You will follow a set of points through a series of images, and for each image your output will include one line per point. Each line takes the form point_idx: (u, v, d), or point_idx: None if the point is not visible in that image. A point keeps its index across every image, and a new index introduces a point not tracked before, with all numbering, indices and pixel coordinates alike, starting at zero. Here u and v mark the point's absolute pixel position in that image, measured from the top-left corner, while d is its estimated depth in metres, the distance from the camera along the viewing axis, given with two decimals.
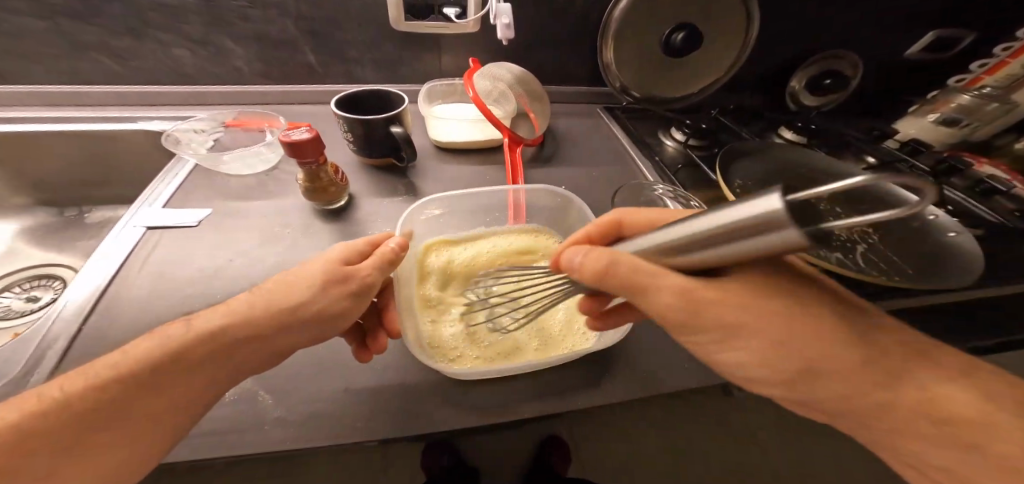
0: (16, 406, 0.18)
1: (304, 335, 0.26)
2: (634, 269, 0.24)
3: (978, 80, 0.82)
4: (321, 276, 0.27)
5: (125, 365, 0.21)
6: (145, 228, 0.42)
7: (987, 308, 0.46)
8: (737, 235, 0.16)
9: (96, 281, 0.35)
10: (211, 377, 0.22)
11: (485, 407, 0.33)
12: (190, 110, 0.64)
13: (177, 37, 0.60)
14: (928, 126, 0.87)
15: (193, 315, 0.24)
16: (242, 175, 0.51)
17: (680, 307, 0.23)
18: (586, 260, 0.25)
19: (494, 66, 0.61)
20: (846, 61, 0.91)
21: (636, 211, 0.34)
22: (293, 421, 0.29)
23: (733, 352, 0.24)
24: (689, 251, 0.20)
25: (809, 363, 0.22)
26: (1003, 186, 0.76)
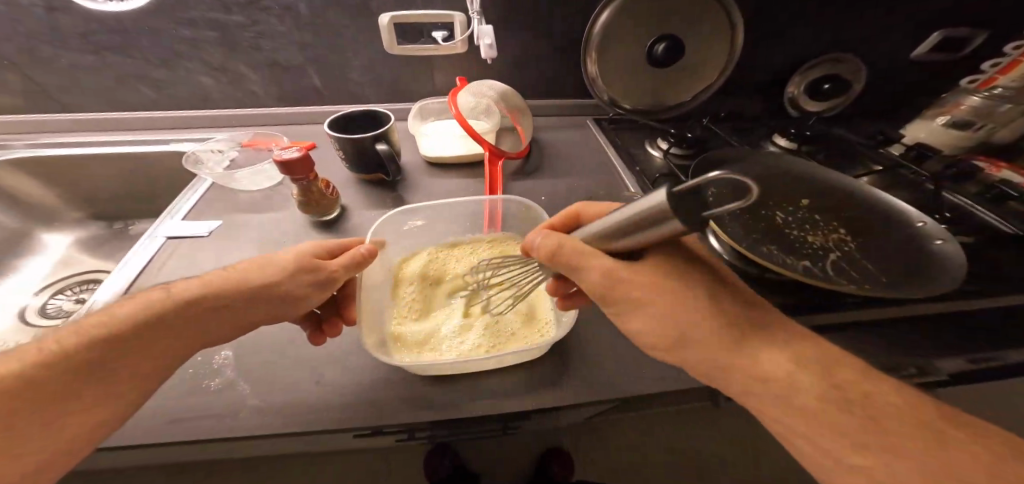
0: (16, 358, 0.22)
1: (269, 313, 0.30)
2: (577, 249, 0.29)
3: (990, 80, 0.77)
4: (292, 263, 0.32)
5: (113, 324, 0.25)
6: (164, 238, 0.47)
7: (972, 316, 0.45)
8: (648, 217, 0.22)
9: (120, 284, 0.40)
10: (185, 340, 0.27)
11: (444, 403, 0.36)
12: (212, 132, 0.72)
13: (200, 66, 0.68)
14: (937, 129, 0.83)
15: (172, 284, 0.29)
16: (251, 190, 0.57)
17: (605, 281, 0.29)
18: (543, 241, 0.31)
19: (479, 83, 0.65)
20: (846, 65, 0.89)
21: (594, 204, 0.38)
22: (268, 410, 0.33)
23: (635, 322, 0.29)
24: (620, 236, 0.26)
25: (686, 329, 0.27)
26: (1015, 191, 0.73)
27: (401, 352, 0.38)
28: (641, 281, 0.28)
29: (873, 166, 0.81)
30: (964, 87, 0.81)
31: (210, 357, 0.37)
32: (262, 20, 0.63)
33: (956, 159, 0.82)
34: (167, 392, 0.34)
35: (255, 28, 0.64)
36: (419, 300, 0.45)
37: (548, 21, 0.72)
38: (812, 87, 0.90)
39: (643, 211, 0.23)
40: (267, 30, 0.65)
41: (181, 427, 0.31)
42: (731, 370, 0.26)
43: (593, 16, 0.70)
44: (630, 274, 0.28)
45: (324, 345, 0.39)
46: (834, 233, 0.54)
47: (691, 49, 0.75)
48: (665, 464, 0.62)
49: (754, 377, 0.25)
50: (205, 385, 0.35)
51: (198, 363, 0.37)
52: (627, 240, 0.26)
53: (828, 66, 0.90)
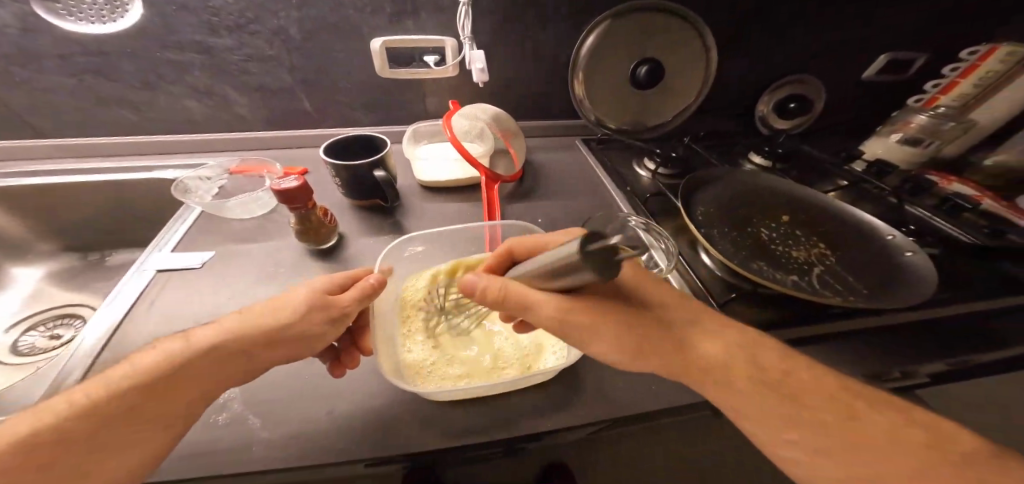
0: (52, 410, 0.22)
1: (283, 353, 0.28)
2: (520, 292, 0.31)
3: (934, 100, 0.89)
4: (304, 301, 0.30)
5: (137, 375, 0.24)
6: (155, 271, 0.45)
7: (947, 323, 0.48)
8: (568, 264, 0.25)
9: (111, 319, 0.38)
10: (206, 388, 0.25)
11: (461, 429, 0.35)
12: (199, 157, 0.70)
13: (185, 89, 0.65)
14: (892, 145, 0.91)
15: (192, 332, 0.28)
16: (242, 218, 0.56)
17: (553, 320, 0.30)
18: (484, 284, 0.31)
19: (473, 108, 0.67)
20: (810, 85, 0.95)
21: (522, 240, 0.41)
22: (277, 444, 0.32)
23: (596, 347, 0.32)
24: (549, 279, 0.29)
25: (639, 345, 0.30)
26: (969, 203, 0.76)
27: (418, 381, 0.38)
28: (581, 312, 0.30)
29: (841, 181, 0.86)
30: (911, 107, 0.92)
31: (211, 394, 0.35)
32: (250, 44, 0.62)
33: (912, 174, 0.89)
34: None
35: (242, 51, 0.62)
36: (426, 327, 0.43)
37: (538, 47, 0.74)
38: (779, 106, 0.96)
39: (559, 256, 0.26)
40: (254, 53, 0.63)
41: (188, 466, 0.29)
42: (691, 364, 0.31)
43: (580, 40, 0.73)
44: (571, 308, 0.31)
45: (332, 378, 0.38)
46: (814, 247, 0.58)
47: (672, 73, 0.79)
48: (663, 474, 0.63)
49: (703, 366, 0.31)
50: (211, 422, 0.33)
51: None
52: (553, 282, 0.28)
53: (793, 86, 0.95)
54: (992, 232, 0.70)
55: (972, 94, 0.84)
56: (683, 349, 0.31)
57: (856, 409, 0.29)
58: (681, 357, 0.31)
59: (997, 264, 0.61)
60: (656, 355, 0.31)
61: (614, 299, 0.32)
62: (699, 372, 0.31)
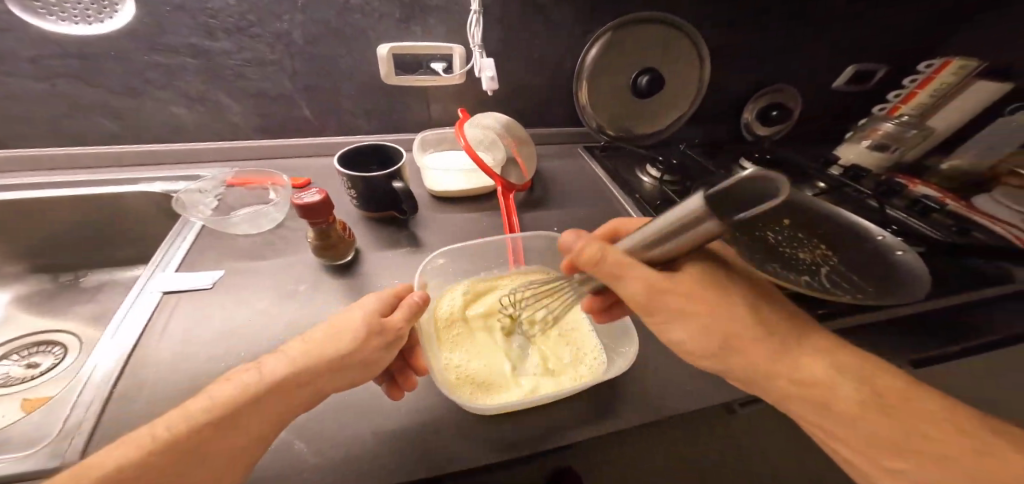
0: (134, 445, 0.20)
1: (345, 380, 0.27)
2: (618, 261, 0.29)
3: (897, 109, 0.97)
4: (367, 325, 0.28)
5: (214, 409, 0.22)
6: (161, 292, 0.42)
7: (934, 315, 0.53)
8: (689, 219, 0.23)
9: (122, 345, 0.35)
10: (280, 420, 0.24)
11: (508, 441, 0.36)
12: (189, 168, 0.65)
13: (174, 95, 0.61)
14: (864, 150, 0.97)
15: (261, 360, 0.26)
16: (249, 234, 0.52)
17: (646, 291, 0.29)
18: (585, 247, 0.30)
19: (483, 116, 0.66)
20: (784, 93, 1.00)
21: (630, 221, 0.43)
22: (329, 470, 0.31)
23: (678, 331, 0.31)
24: (656, 244, 0.27)
25: (731, 335, 0.29)
26: (936, 204, 0.83)
27: (464, 396, 0.38)
28: (675, 291, 0.29)
29: (819, 184, 0.91)
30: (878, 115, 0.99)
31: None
32: (250, 47, 0.58)
33: (883, 178, 0.93)
34: None
35: (240, 55, 0.59)
36: (461, 343, 0.44)
37: (544, 55, 0.75)
38: (761, 114, 1.01)
39: (682, 216, 0.24)
40: (253, 57, 0.60)
41: None
42: (774, 377, 0.28)
43: (584, 50, 0.75)
44: (666, 284, 0.29)
45: (374, 399, 0.37)
46: (817, 249, 0.61)
47: (670, 83, 0.82)
48: (664, 476, 0.55)
49: (797, 381, 0.28)
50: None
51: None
52: (662, 248, 0.27)
53: (772, 95, 0.99)
54: (960, 232, 0.77)
55: (929, 104, 0.93)
56: (784, 357, 0.28)
57: None
58: (775, 367, 0.28)
59: (969, 260, 0.67)
60: (744, 352, 0.29)
61: (729, 286, 0.30)
62: (768, 384, 0.29)
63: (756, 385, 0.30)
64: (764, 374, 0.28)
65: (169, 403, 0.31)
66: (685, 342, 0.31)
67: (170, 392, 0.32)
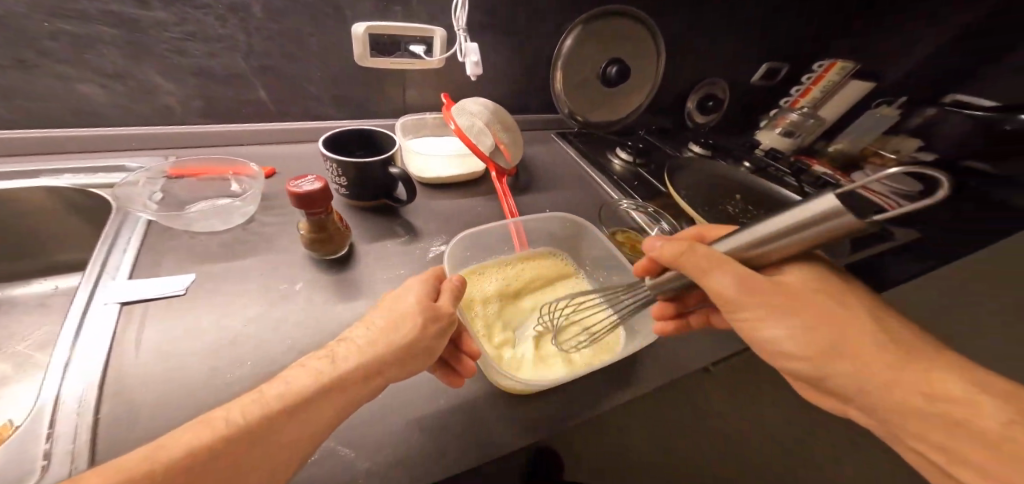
0: (203, 430, 0.18)
1: (403, 371, 0.25)
2: (709, 256, 0.31)
3: (797, 102, 1.11)
4: (424, 310, 0.27)
5: (288, 395, 0.20)
6: (119, 304, 0.35)
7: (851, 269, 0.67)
8: (811, 221, 0.23)
9: (94, 368, 0.29)
10: (349, 410, 0.22)
11: (552, 416, 0.37)
12: (107, 157, 0.52)
13: (85, 71, 0.48)
14: (777, 137, 1.10)
15: (332, 348, 0.24)
16: (216, 231, 0.45)
17: (738, 288, 0.30)
18: (667, 245, 0.33)
19: (468, 102, 0.64)
20: (718, 86, 1.09)
21: (710, 227, 0.42)
22: (385, 471, 0.29)
23: (775, 330, 0.30)
24: (763, 244, 0.28)
25: (839, 339, 0.28)
26: (832, 179, 0.98)
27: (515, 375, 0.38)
28: (774, 289, 0.30)
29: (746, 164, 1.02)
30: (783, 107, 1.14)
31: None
32: (192, 19, 0.49)
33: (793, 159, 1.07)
34: None
35: (180, 28, 0.49)
36: (500, 328, 0.44)
37: (521, 43, 0.75)
38: (699, 105, 1.10)
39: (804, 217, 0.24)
40: (199, 31, 0.50)
41: None
42: (896, 385, 0.25)
43: (560, 40, 0.78)
44: (762, 280, 0.30)
45: (411, 394, 0.36)
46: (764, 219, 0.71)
47: (635, 76, 0.87)
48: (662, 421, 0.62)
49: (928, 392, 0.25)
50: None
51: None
52: (770, 247, 0.28)
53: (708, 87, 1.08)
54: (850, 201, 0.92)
55: (820, 98, 1.07)
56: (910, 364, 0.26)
57: None
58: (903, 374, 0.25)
59: None
60: (858, 356, 0.27)
61: (839, 293, 0.30)
62: (889, 394, 0.25)
63: (875, 401, 0.26)
64: (885, 385, 0.25)
65: (182, 421, 0.27)
66: (779, 342, 0.30)
67: (171, 410, 0.28)
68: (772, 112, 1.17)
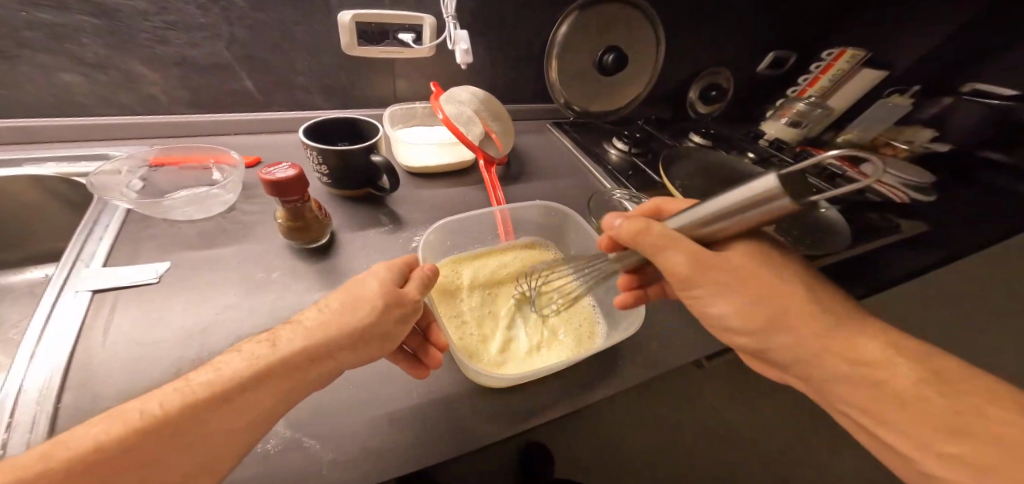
0: (116, 420, 0.17)
1: (355, 358, 0.24)
2: (663, 232, 0.31)
3: (805, 91, 1.05)
4: (383, 296, 0.26)
5: (217, 382, 0.19)
6: (91, 292, 0.34)
7: (852, 263, 0.65)
8: (751, 203, 0.25)
9: (60, 354, 0.29)
10: (293, 396, 0.21)
11: (530, 410, 0.36)
12: (91, 147, 0.52)
13: (64, 60, 0.47)
14: (782, 127, 1.04)
15: (276, 333, 0.23)
16: (195, 219, 0.44)
17: (691, 265, 0.31)
18: (627, 223, 0.33)
19: (457, 90, 0.62)
20: (721, 75, 1.04)
21: (671, 200, 0.41)
22: (350, 462, 0.29)
23: (721, 304, 0.32)
24: (711, 222, 0.29)
25: (783, 313, 0.30)
26: (839, 170, 0.93)
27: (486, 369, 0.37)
28: (722, 268, 0.31)
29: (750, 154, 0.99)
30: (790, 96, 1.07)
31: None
32: (172, 8, 0.48)
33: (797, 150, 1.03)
34: None
35: (161, 17, 0.48)
36: (486, 316, 0.43)
37: (515, 28, 0.73)
38: (703, 94, 1.04)
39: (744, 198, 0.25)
40: (180, 21, 0.49)
41: None
42: (824, 353, 0.29)
43: (555, 27, 0.75)
44: (714, 260, 0.31)
45: (383, 386, 0.35)
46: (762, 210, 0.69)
47: (634, 64, 0.84)
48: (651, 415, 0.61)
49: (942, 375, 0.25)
50: (255, 450, 0.28)
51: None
52: (718, 225, 0.29)
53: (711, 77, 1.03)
54: (857, 193, 0.88)
55: (829, 87, 1.02)
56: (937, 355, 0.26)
57: None
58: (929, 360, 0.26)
59: (868, 215, 0.80)
60: (796, 330, 0.30)
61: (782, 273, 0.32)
62: (817, 359, 0.29)
63: (803, 365, 0.30)
64: (813, 352, 0.30)
65: None
66: (727, 318, 0.33)
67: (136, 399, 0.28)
68: (778, 102, 1.11)
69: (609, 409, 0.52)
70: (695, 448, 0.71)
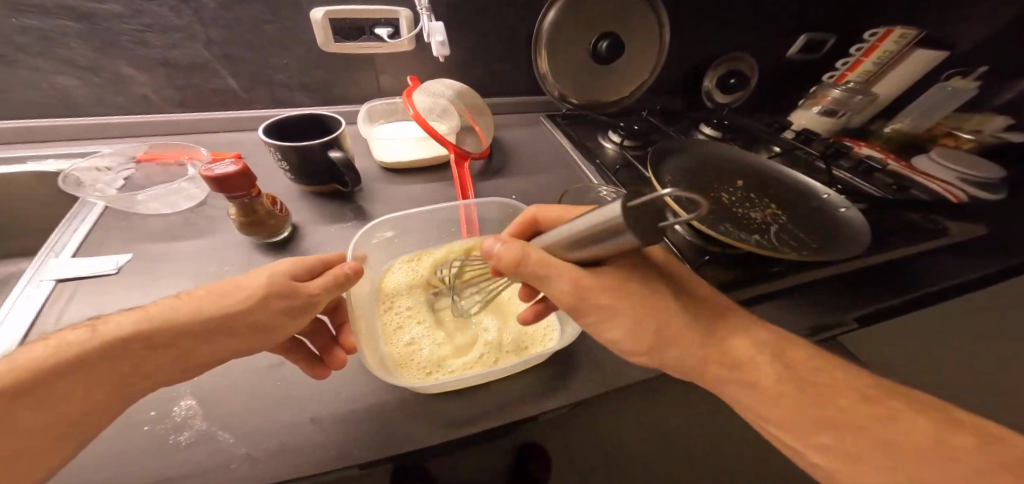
0: None
1: (217, 349, 0.26)
2: (541, 261, 0.27)
3: (843, 76, 0.92)
4: (264, 288, 0.28)
5: (13, 372, 0.20)
6: (55, 281, 0.37)
7: (887, 271, 0.56)
8: (602, 231, 0.22)
9: (12, 334, 0.31)
10: (122, 389, 0.22)
11: (458, 419, 0.34)
12: (91, 145, 0.56)
13: (60, 64, 0.52)
14: (815, 117, 0.93)
15: (97, 323, 0.23)
16: (163, 214, 0.46)
17: (574, 293, 0.28)
18: (505, 249, 0.27)
19: (432, 83, 0.62)
20: (744, 63, 0.94)
21: (548, 209, 0.38)
22: (260, 456, 0.29)
23: (611, 330, 0.30)
24: (576, 245, 0.25)
25: (660, 328, 0.29)
26: (879, 164, 0.81)
27: (410, 376, 0.35)
28: (604, 290, 0.28)
29: (773, 148, 0.88)
30: (826, 82, 0.94)
31: (167, 410, 0.31)
32: (147, 10, 0.51)
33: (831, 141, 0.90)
34: (122, 461, 0.27)
35: (137, 19, 0.51)
36: (414, 324, 0.41)
37: (498, 17, 0.70)
38: (721, 83, 0.95)
39: (605, 220, 0.21)
40: (155, 22, 0.52)
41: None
42: (704, 361, 0.29)
43: (542, 12, 0.70)
44: (594, 283, 0.28)
45: (311, 385, 0.35)
46: (768, 209, 0.62)
47: (634, 51, 0.76)
48: (641, 435, 0.56)
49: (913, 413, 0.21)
50: (167, 441, 0.29)
51: (159, 395, 0.32)
52: (583, 251, 0.25)
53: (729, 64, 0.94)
54: (899, 190, 0.76)
55: (874, 70, 0.89)
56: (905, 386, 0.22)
57: (841, 356, 0.31)
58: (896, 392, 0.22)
59: (908, 216, 0.68)
60: (676, 344, 0.29)
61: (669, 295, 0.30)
62: (701, 369, 0.29)
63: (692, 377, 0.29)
64: (697, 364, 0.29)
65: None
66: (620, 342, 0.30)
67: None
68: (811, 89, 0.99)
69: (589, 420, 0.48)
70: (692, 464, 0.65)
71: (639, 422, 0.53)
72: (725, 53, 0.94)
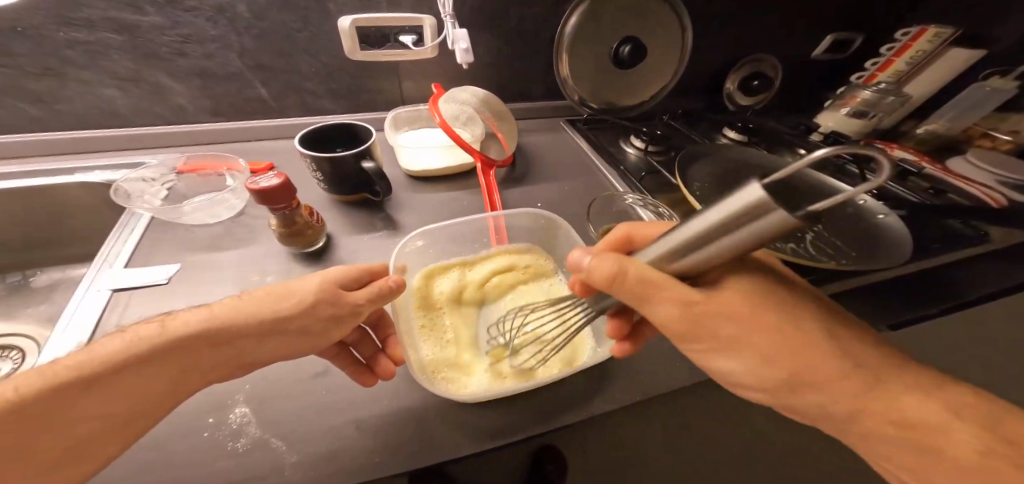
0: None
1: (270, 350, 0.27)
2: (643, 277, 0.25)
3: (873, 77, 0.90)
4: (314, 295, 0.28)
5: (87, 365, 0.21)
6: (112, 290, 0.38)
7: (922, 280, 0.54)
8: (725, 227, 0.19)
9: (77, 339, 0.33)
10: (179, 384, 0.23)
11: (497, 428, 0.34)
12: (132, 155, 0.59)
13: (105, 76, 0.55)
14: (843, 118, 0.90)
15: (166, 319, 0.25)
16: (206, 224, 0.48)
17: (682, 316, 0.25)
18: (596, 265, 0.27)
19: (458, 90, 0.62)
20: (767, 63, 0.93)
21: (643, 226, 0.35)
22: (310, 462, 0.30)
23: (729, 360, 0.26)
24: (691, 249, 0.22)
25: (798, 372, 0.24)
26: (914, 167, 0.79)
27: (450, 389, 0.36)
28: (723, 313, 0.25)
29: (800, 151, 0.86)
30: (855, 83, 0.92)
31: (223, 417, 0.32)
32: (186, 22, 0.53)
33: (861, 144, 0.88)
34: (183, 464, 0.29)
35: (175, 31, 0.53)
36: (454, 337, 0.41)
37: (520, 20, 0.70)
38: (744, 84, 0.93)
39: (734, 214, 0.18)
40: (193, 33, 0.54)
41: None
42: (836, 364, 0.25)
43: (564, 17, 0.70)
44: (706, 307, 0.25)
45: (353, 394, 0.35)
46: None
47: (656, 52, 0.75)
48: (666, 442, 0.56)
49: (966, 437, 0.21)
50: (226, 447, 0.30)
51: (214, 402, 0.33)
52: (693, 260, 0.23)
53: (752, 65, 0.93)
54: (936, 194, 0.74)
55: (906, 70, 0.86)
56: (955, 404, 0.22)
57: None
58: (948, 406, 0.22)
59: (947, 220, 0.66)
60: (825, 388, 0.24)
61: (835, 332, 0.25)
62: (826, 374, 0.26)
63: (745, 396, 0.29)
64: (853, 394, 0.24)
65: None
66: (737, 376, 0.27)
67: None
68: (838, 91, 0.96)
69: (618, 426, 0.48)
70: (713, 472, 0.65)
71: (670, 427, 0.54)
72: (749, 54, 0.92)
